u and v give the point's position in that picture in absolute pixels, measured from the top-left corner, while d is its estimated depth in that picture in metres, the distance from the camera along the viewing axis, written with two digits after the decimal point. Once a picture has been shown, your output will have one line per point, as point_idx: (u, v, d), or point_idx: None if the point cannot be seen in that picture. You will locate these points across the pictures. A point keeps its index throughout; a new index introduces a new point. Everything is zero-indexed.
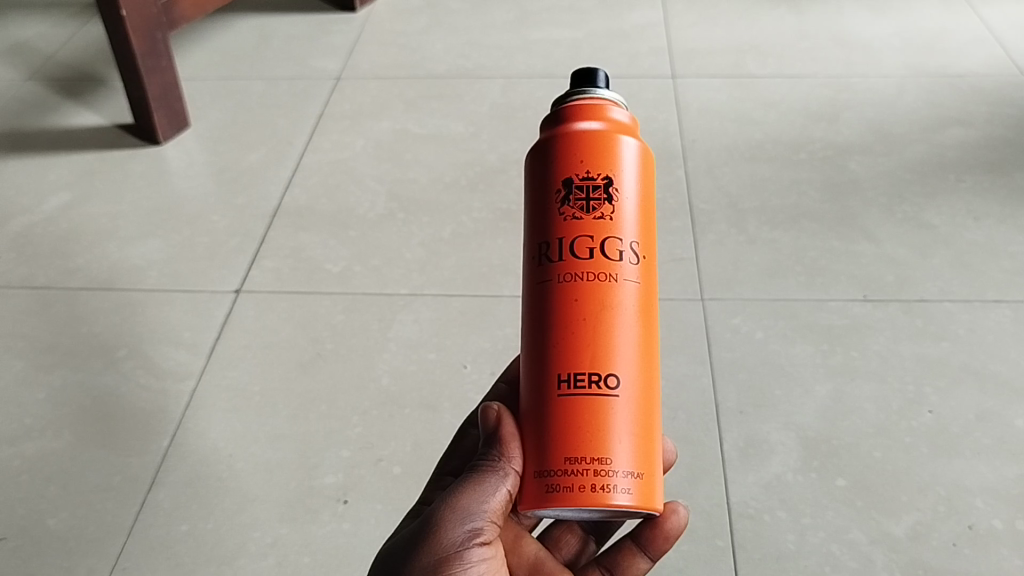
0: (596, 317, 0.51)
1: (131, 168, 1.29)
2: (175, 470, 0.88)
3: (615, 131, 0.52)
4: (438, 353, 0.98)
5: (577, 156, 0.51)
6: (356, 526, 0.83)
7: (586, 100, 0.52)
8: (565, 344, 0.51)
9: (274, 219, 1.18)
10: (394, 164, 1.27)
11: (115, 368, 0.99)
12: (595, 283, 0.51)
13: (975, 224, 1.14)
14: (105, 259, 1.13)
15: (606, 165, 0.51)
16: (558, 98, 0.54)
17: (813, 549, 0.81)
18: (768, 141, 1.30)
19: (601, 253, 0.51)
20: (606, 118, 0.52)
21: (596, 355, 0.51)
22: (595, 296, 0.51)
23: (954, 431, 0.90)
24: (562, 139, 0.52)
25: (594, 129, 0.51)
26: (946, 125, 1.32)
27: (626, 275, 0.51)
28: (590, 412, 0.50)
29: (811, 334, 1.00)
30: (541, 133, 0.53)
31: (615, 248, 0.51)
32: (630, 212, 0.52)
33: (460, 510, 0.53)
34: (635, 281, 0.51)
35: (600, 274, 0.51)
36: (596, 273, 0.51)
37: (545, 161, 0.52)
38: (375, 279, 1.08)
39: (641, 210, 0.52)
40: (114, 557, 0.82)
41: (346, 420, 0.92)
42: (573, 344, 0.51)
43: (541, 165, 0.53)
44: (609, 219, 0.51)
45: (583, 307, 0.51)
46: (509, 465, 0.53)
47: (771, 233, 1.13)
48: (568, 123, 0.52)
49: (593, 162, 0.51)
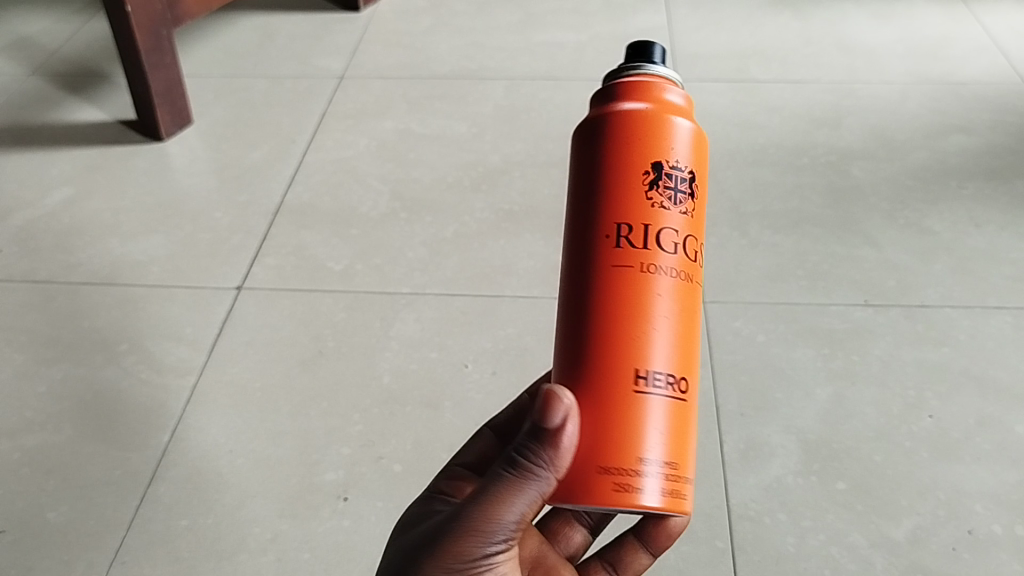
0: (638, 308, 0.50)
1: (132, 163, 1.29)
2: (175, 465, 0.88)
3: (666, 113, 0.51)
4: (440, 353, 0.98)
5: (625, 139, 0.51)
6: (356, 523, 0.83)
7: (638, 79, 0.52)
8: (603, 334, 0.50)
9: (276, 216, 1.18)
10: (397, 164, 1.27)
11: (116, 363, 0.99)
12: (635, 273, 0.50)
13: (976, 231, 1.14)
14: (107, 254, 1.13)
15: (655, 150, 0.51)
16: (610, 74, 0.53)
17: (813, 552, 0.81)
18: (770, 146, 1.30)
19: (644, 242, 0.50)
20: (657, 100, 0.51)
21: (633, 349, 0.50)
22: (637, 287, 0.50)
23: (954, 435, 0.90)
24: (609, 120, 0.51)
25: (642, 110, 0.51)
26: (948, 132, 1.32)
27: (669, 267, 0.50)
28: (624, 408, 0.50)
29: (812, 338, 1.00)
30: (591, 112, 0.53)
31: (658, 238, 0.50)
32: (676, 201, 0.51)
33: (492, 515, 0.51)
34: (676, 273, 0.51)
35: (644, 265, 0.50)
36: (637, 263, 0.50)
37: (593, 142, 0.52)
38: (377, 278, 1.08)
39: (688, 198, 0.51)
40: (113, 551, 0.82)
41: (347, 417, 0.92)
42: (610, 335, 0.50)
43: (589, 145, 0.52)
44: (653, 208, 0.50)
45: (623, 299, 0.50)
46: (552, 474, 0.50)
47: (773, 237, 1.14)
48: (616, 104, 0.51)
49: (641, 146, 0.50)
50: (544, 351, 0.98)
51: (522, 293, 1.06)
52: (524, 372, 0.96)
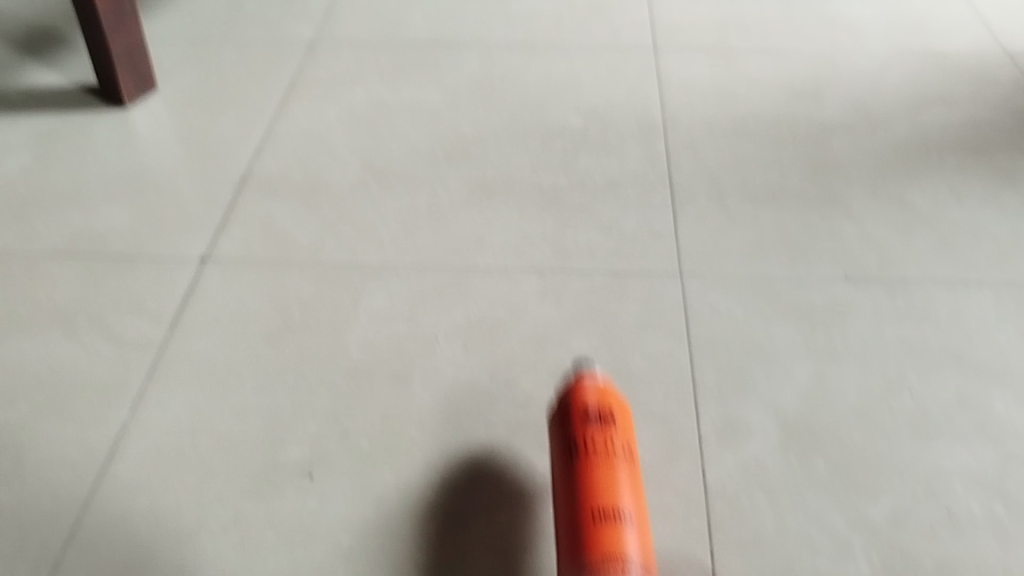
0: (599, 475, 0.71)
1: (93, 131, 1.25)
2: (134, 442, 0.85)
3: (610, 389, 0.79)
4: (411, 327, 0.96)
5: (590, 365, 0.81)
6: (322, 502, 0.80)
7: (591, 371, 0.80)
8: (590, 481, 0.71)
9: (243, 186, 1.15)
10: (368, 133, 1.24)
11: (74, 337, 0.95)
12: (603, 457, 0.73)
13: (957, 206, 1.12)
14: (66, 225, 1.09)
15: (608, 406, 0.77)
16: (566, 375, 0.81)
17: (792, 532, 0.78)
18: (750, 117, 1.28)
19: (606, 445, 0.74)
20: (607, 389, 0.78)
21: (608, 483, 0.71)
22: (597, 459, 0.72)
23: (935, 412, 0.88)
24: (576, 394, 0.77)
25: (597, 382, 0.79)
26: (929, 105, 1.30)
27: (620, 441, 0.75)
28: (608, 522, 0.68)
29: (791, 313, 0.98)
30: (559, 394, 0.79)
31: (613, 443, 0.74)
32: (618, 418, 0.77)
33: None
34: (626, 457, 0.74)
35: (604, 437, 0.74)
36: (603, 450, 0.73)
37: (564, 412, 0.77)
38: (347, 250, 1.05)
39: (632, 468, 0.74)
40: (67, 531, 0.78)
41: (315, 392, 0.89)
42: (592, 492, 0.70)
43: (564, 410, 0.77)
44: (611, 446, 0.74)
45: (596, 471, 0.72)
46: None
47: (752, 210, 1.11)
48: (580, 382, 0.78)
49: (600, 417, 0.75)
50: (517, 327, 0.96)
51: (495, 266, 1.03)
52: (496, 348, 0.93)
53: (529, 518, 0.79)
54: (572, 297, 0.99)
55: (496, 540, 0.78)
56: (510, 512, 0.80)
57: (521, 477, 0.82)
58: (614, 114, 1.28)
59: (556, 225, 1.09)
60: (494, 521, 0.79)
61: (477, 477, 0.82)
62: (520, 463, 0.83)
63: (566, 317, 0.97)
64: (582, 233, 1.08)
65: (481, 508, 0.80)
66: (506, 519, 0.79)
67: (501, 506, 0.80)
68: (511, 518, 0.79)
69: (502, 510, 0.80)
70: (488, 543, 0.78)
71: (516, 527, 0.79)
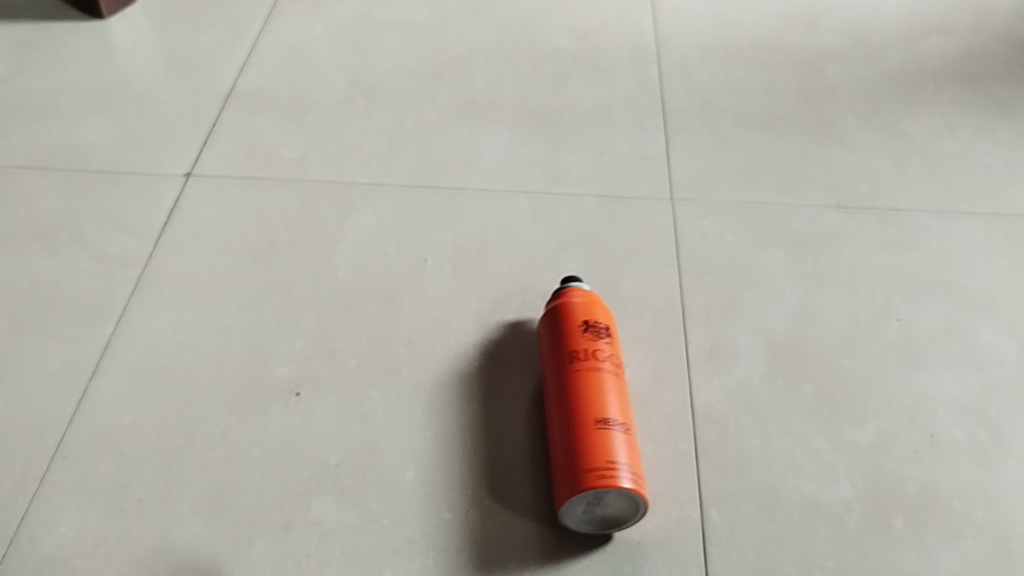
0: (590, 385, 0.72)
1: (71, 42, 1.22)
2: (118, 358, 0.84)
3: (597, 302, 0.79)
4: (399, 247, 0.94)
5: (578, 284, 0.81)
6: (308, 420, 0.79)
7: (575, 289, 0.80)
8: (578, 397, 0.72)
9: (226, 101, 1.12)
10: (355, 50, 1.21)
11: (55, 252, 0.93)
12: (590, 371, 0.73)
13: (950, 136, 1.11)
14: (44, 137, 1.07)
15: (594, 320, 0.77)
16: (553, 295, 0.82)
17: (777, 455, 0.78)
18: (745, 42, 1.25)
19: (592, 357, 0.75)
20: (594, 305, 0.79)
21: (597, 396, 0.72)
22: (587, 370, 0.73)
23: (921, 340, 0.88)
24: (562, 312, 0.78)
25: (583, 297, 0.79)
26: (927, 33, 1.28)
27: (608, 354, 0.75)
28: (598, 433, 0.69)
29: (782, 240, 0.97)
30: (546, 313, 0.80)
31: (600, 357, 0.75)
32: (606, 331, 0.77)
33: None
34: (614, 371, 0.75)
35: (592, 352, 0.75)
36: (590, 364, 0.74)
37: (551, 331, 0.78)
38: (333, 168, 1.03)
39: (620, 380, 0.75)
40: (53, 446, 0.77)
41: (301, 311, 0.88)
42: (581, 407, 0.71)
43: (550, 330, 0.78)
44: (598, 358, 0.75)
45: (584, 385, 0.72)
46: None
47: (745, 135, 1.10)
48: (564, 300, 0.79)
49: (586, 333, 0.76)
50: (506, 248, 0.95)
51: (485, 187, 1.02)
52: (485, 269, 0.93)
53: (527, 433, 0.79)
54: (562, 219, 0.98)
55: (495, 454, 0.78)
56: (509, 428, 0.80)
57: (515, 396, 0.82)
58: (607, 36, 1.26)
59: (546, 146, 1.07)
60: (494, 435, 0.79)
61: (471, 396, 0.82)
62: (511, 382, 0.83)
63: (555, 240, 0.96)
64: (573, 155, 1.06)
65: (475, 424, 0.80)
66: (504, 434, 0.79)
67: (500, 422, 0.80)
68: (500, 434, 0.79)
69: (501, 426, 0.80)
70: (488, 457, 0.77)
71: (516, 441, 0.79)
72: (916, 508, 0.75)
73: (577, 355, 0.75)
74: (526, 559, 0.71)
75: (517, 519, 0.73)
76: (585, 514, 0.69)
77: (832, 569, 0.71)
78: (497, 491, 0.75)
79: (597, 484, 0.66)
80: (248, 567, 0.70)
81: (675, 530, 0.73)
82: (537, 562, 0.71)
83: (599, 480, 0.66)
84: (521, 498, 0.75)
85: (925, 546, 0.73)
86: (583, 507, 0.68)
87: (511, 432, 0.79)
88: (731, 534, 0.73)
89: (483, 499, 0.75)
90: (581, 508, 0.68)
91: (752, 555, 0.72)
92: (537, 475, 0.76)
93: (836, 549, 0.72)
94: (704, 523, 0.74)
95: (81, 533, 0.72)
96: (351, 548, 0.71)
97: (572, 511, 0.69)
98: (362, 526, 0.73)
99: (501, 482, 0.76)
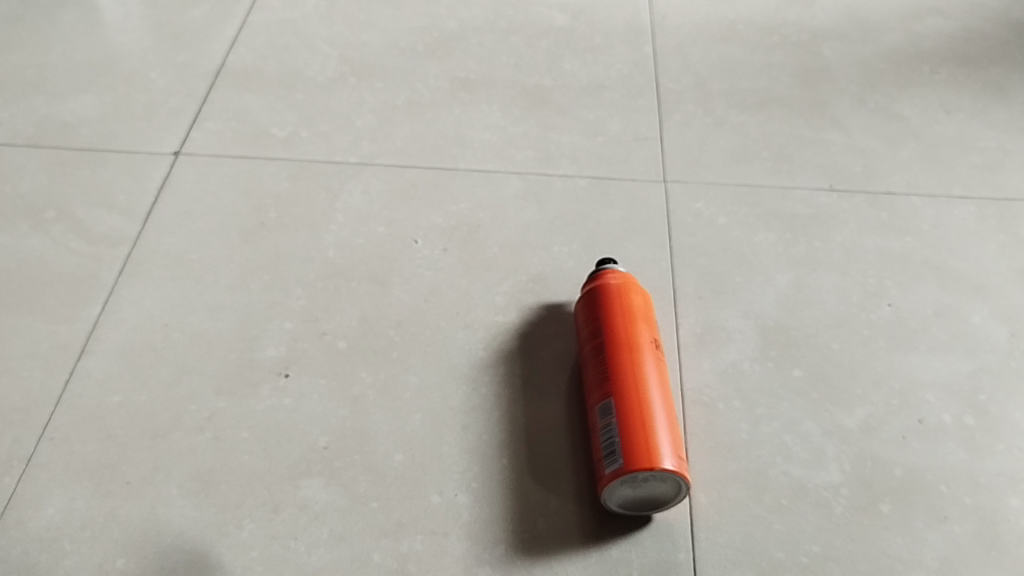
0: (632, 367, 0.72)
1: (59, 16, 1.20)
2: (106, 338, 0.83)
3: (635, 284, 0.79)
4: (389, 227, 0.94)
5: (614, 266, 0.81)
6: (297, 402, 0.79)
7: (613, 270, 0.80)
8: (619, 379, 0.72)
9: (216, 78, 1.11)
10: (347, 27, 1.20)
11: (42, 230, 0.93)
12: (630, 353, 0.73)
13: (945, 118, 1.11)
14: (32, 114, 1.06)
15: (632, 302, 0.77)
16: (590, 277, 0.82)
17: (766, 440, 0.78)
18: (740, 22, 1.24)
19: (632, 338, 0.74)
20: (632, 287, 0.79)
21: (638, 378, 0.72)
22: (628, 353, 0.73)
23: (912, 324, 0.88)
24: (600, 292, 0.78)
25: (622, 278, 0.79)
26: (924, 13, 1.27)
27: (647, 337, 0.75)
28: (640, 415, 0.69)
29: (774, 222, 0.97)
30: (584, 294, 0.80)
31: (640, 339, 0.74)
32: (645, 313, 0.77)
33: None
34: (654, 354, 0.74)
35: (632, 334, 0.75)
36: (630, 346, 0.74)
37: (589, 311, 0.78)
38: (324, 147, 1.02)
39: (659, 362, 0.74)
40: (40, 428, 0.77)
41: (290, 292, 0.87)
42: (622, 389, 0.71)
43: (589, 310, 0.78)
44: (638, 339, 0.74)
45: (625, 367, 0.72)
46: None
47: (739, 116, 1.09)
48: (602, 280, 0.79)
49: (625, 314, 0.76)
50: (498, 229, 0.94)
51: (476, 167, 1.01)
52: (475, 251, 0.92)
53: (565, 414, 0.79)
54: (554, 200, 0.98)
55: (537, 435, 0.78)
56: (548, 409, 0.80)
57: (543, 377, 0.82)
58: (602, 14, 1.24)
59: (539, 126, 1.07)
60: (535, 416, 0.79)
61: (502, 377, 0.82)
62: (512, 363, 0.83)
63: (547, 221, 0.95)
64: (565, 135, 1.06)
65: (504, 406, 0.80)
66: (544, 415, 0.79)
67: (535, 404, 0.80)
68: (528, 417, 0.79)
69: (539, 407, 0.80)
70: (528, 438, 0.77)
71: (544, 424, 0.78)
72: (904, 493, 0.75)
73: (617, 337, 0.74)
74: (560, 541, 0.71)
75: (555, 501, 0.73)
76: (628, 496, 0.69)
77: (819, 554, 0.71)
78: (537, 472, 0.75)
79: (641, 466, 0.66)
80: (237, 549, 0.70)
81: (664, 513, 0.73)
82: (528, 546, 0.71)
83: (642, 462, 0.66)
84: (561, 479, 0.75)
85: (911, 531, 0.73)
86: (627, 489, 0.68)
87: (542, 414, 0.79)
88: (719, 519, 0.73)
89: (496, 481, 0.75)
90: (623, 490, 0.68)
91: (739, 540, 0.72)
92: (576, 457, 0.76)
93: (823, 534, 0.72)
94: (693, 507, 0.74)
95: (69, 515, 0.72)
96: (339, 530, 0.71)
97: (615, 493, 0.69)
98: (351, 509, 0.73)
99: (541, 463, 0.76)
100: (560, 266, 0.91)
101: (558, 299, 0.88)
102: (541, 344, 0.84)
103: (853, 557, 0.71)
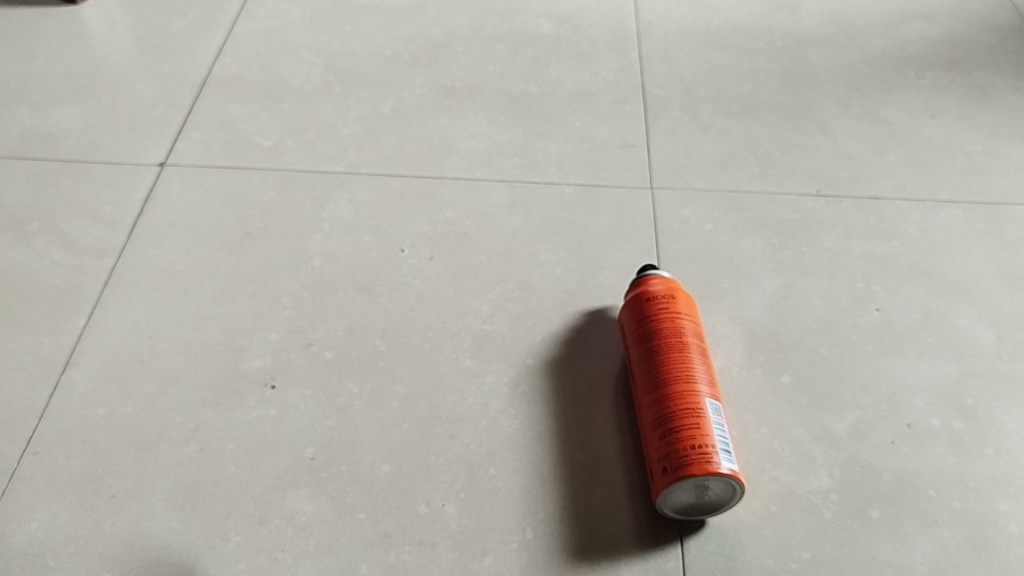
0: (682, 372, 0.72)
1: (42, 27, 1.20)
2: (91, 351, 0.83)
3: (679, 289, 0.79)
4: (375, 237, 0.93)
5: (656, 272, 0.81)
6: (283, 413, 0.79)
7: (656, 277, 0.81)
8: (671, 383, 0.72)
9: (201, 88, 1.11)
10: (332, 35, 1.19)
11: (26, 242, 0.92)
12: (681, 358, 0.73)
13: (931, 123, 1.11)
14: (15, 125, 1.05)
15: (678, 307, 0.77)
16: (632, 283, 0.82)
17: (755, 446, 0.78)
18: (726, 28, 1.24)
19: (682, 343, 0.75)
20: (678, 292, 0.79)
21: (689, 382, 0.72)
22: (675, 356, 0.73)
23: (900, 328, 0.88)
24: (646, 298, 0.78)
25: (666, 283, 0.80)
26: (909, 19, 1.27)
27: (695, 342, 0.75)
28: (694, 420, 0.69)
29: (761, 228, 0.97)
30: (628, 299, 0.80)
31: (688, 345, 0.75)
32: (691, 319, 0.77)
33: None
34: (703, 359, 0.74)
35: (680, 339, 0.75)
36: (680, 351, 0.74)
37: (636, 316, 0.78)
38: (310, 156, 1.02)
39: (709, 367, 0.74)
40: (24, 441, 0.76)
41: (276, 301, 0.87)
42: (673, 393, 0.71)
43: (634, 315, 0.78)
44: (686, 344, 0.75)
45: (676, 372, 0.72)
46: None
47: (725, 122, 1.10)
48: (647, 287, 0.79)
49: (673, 317, 0.76)
50: (484, 237, 0.94)
51: (463, 175, 1.01)
52: (462, 259, 0.92)
53: (601, 422, 0.79)
54: (540, 208, 0.98)
55: (589, 442, 0.78)
56: (597, 416, 0.80)
57: (575, 384, 0.82)
58: (588, 21, 1.24)
59: (525, 134, 1.07)
60: (582, 423, 0.79)
61: (530, 385, 0.82)
62: (537, 372, 0.83)
63: (534, 229, 0.95)
64: (552, 142, 1.06)
65: (534, 414, 0.80)
66: (595, 422, 0.79)
67: (568, 412, 0.80)
68: (563, 425, 0.79)
69: (575, 415, 0.80)
70: (570, 444, 0.78)
71: (577, 432, 0.79)
72: (893, 498, 0.75)
73: (664, 341, 0.75)
74: (617, 547, 0.71)
75: (607, 507, 0.74)
76: (684, 498, 0.69)
77: (809, 560, 0.71)
78: (577, 480, 0.75)
79: (694, 470, 0.66)
80: (222, 562, 0.70)
81: (651, 522, 0.73)
82: (518, 556, 0.70)
83: (699, 467, 0.66)
84: (603, 486, 0.75)
85: (901, 536, 0.73)
86: (682, 492, 0.68)
87: (580, 421, 0.79)
88: (709, 526, 0.72)
89: (494, 491, 0.74)
90: (679, 494, 0.68)
91: (729, 547, 0.71)
92: (629, 464, 0.76)
93: (813, 540, 0.72)
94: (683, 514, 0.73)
95: (52, 529, 0.71)
96: (326, 542, 0.71)
97: (670, 496, 0.69)
98: (338, 520, 0.72)
99: (587, 470, 0.76)
100: (547, 274, 0.91)
101: (546, 307, 0.88)
102: (536, 352, 0.84)
103: (842, 561, 0.71)
